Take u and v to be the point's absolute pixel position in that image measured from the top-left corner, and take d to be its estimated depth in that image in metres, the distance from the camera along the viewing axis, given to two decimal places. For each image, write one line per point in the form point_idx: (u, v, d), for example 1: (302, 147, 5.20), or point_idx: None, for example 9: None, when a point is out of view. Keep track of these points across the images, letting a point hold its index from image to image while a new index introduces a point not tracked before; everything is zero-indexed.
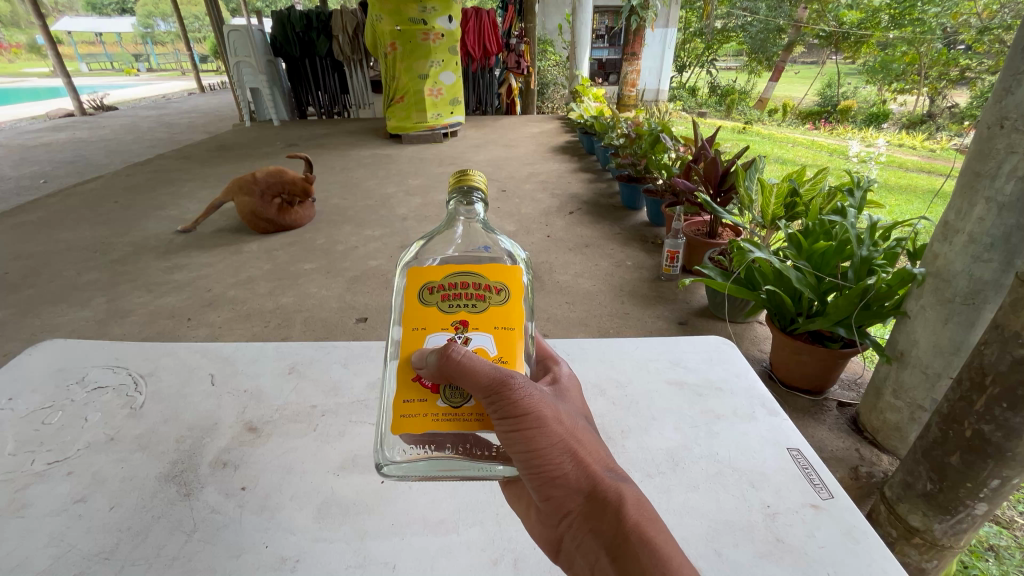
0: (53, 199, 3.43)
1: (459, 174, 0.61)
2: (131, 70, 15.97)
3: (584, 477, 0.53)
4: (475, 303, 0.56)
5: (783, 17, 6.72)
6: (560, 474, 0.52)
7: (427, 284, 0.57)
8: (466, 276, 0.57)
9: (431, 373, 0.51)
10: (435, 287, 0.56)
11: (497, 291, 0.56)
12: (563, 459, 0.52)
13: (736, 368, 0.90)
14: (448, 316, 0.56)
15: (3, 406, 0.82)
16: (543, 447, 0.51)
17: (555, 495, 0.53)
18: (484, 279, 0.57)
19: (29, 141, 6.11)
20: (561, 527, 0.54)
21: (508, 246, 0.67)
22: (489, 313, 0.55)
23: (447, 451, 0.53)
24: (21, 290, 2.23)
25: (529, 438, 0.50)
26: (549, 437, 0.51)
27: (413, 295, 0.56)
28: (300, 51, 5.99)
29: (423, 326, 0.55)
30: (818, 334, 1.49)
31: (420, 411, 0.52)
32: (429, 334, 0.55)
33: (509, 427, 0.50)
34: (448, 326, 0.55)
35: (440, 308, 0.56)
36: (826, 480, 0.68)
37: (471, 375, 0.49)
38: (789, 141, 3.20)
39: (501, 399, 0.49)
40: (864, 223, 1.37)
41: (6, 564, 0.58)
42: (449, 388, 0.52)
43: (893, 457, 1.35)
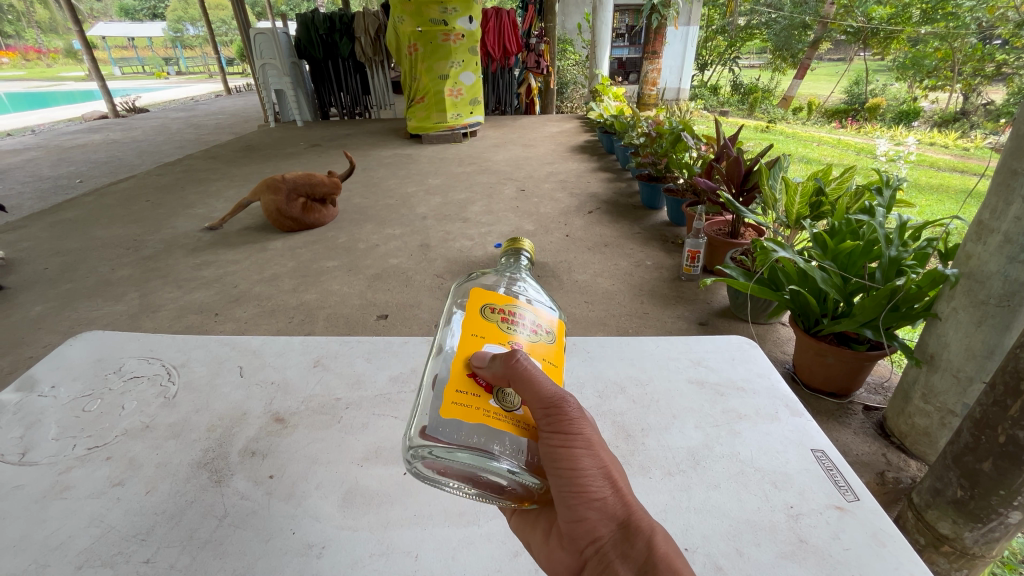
0: (89, 198, 3.57)
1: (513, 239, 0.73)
2: (161, 74, 16.47)
3: (622, 507, 0.51)
4: (528, 333, 0.60)
5: (808, 13, 6.56)
6: (597, 498, 0.50)
7: (490, 305, 0.61)
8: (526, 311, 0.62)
9: (494, 372, 0.53)
10: (498, 313, 0.60)
11: (546, 332, 0.62)
12: (603, 483, 0.50)
13: (759, 368, 0.89)
14: (505, 333, 0.59)
15: (47, 393, 0.86)
16: (587, 467, 0.50)
17: (587, 519, 0.50)
18: (538, 318, 0.62)
19: (66, 143, 6.35)
20: (586, 556, 0.51)
21: (546, 301, 0.73)
22: (540, 346, 0.59)
23: (493, 449, 0.51)
24: (60, 285, 2.33)
25: (573, 453, 0.50)
26: (593, 459, 0.51)
27: (476, 310, 0.60)
28: (323, 53, 6.10)
29: (482, 335, 0.58)
30: (842, 336, 1.46)
31: (474, 404, 0.53)
32: (487, 343, 0.57)
33: (557, 438, 0.50)
34: (504, 342, 0.58)
35: (501, 326, 0.59)
36: (852, 482, 0.67)
37: (535, 383, 0.52)
38: (814, 139, 3.12)
39: (556, 413, 0.51)
40: (893, 223, 1.33)
41: (50, 543, 0.61)
42: (504, 392, 0.54)
43: (921, 463, 1.31)
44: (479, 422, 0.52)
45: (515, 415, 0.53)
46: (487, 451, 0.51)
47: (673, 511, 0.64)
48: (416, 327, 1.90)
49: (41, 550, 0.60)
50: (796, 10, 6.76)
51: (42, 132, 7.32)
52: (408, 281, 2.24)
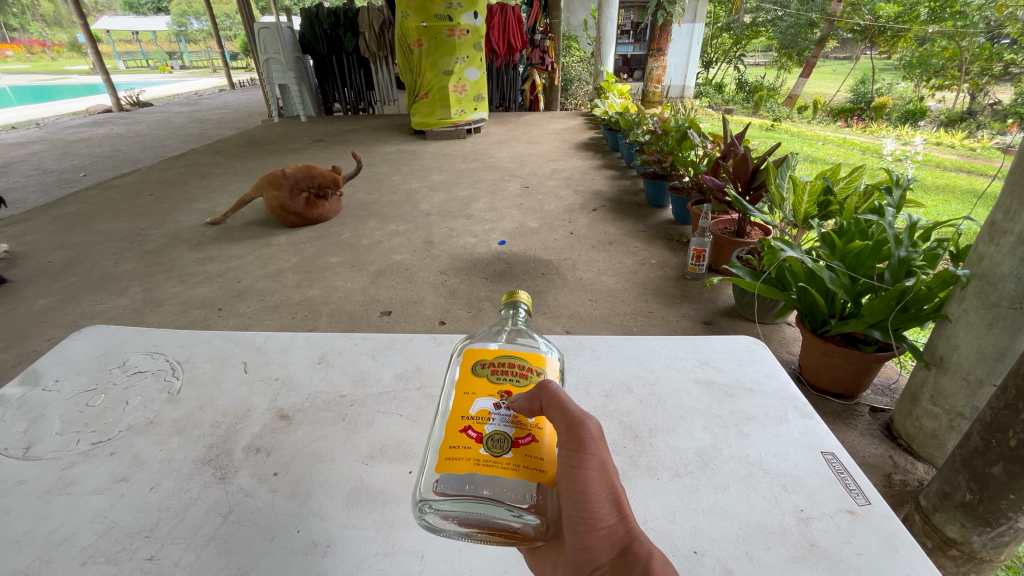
0: (93, 192, 3.57)
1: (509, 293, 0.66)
2: (165, 67, 16.45)
3: (624, 529, 0.51)
4: (519, 379, 0.59)
5: (815, 10, 6.48)
6: (601, 520, 0.51)
7: (479, 360, 0.61)
8: (517, 358, 0.61)
9: (526, 399, 0.55)
10: (486, 365, 0.60)
11: (537, 372, 0.60)
12: (609, 506, 0.51)
13: (767, 369, 0.88)
14: (494, 384, 0.58)
15: (51, 387, 0.86)
16: (598, 488, 0.51)
17: (592, 545, 0.51)
18: (527, 362, 0.61)
19: (70, 136, 6.35)
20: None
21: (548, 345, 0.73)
22: (532, 389, 0.58)
23: (485, 493, 0.50)
24: (63, 278, 2.32)
25: (587, 476, 0.51)
26: (603, 484, 0.51)
27: (466, 367, 0.60)
28: (327, 48, 6.08)
29: (472, 391, 0.58)
30: (850, 337, 1.45)
31: (465, 455, 0.52)
32: (477, 397, 0.57)
33: (575, 459, 0.51)
34: (492, 393, 0.57)
35: (490, 378, 0.59)
36: (862, 485, 0.67)
37: (564, 406, 0.53)
38: (820, 138, 3.10)
39: (576, 437, 0.52)
40: (903, 223, 1.32)
41: (53, 539, 0.60)
42: (493, 437, 0.53)
43: (928, 465, 1.30)
44: (471, 469, 0.51)
45: (503, 459, 0.51)
46: (478, 496, 0.50)
47: (681, 512, 0.63)
48: (420, 324, 1.89)
49: (45, 546, 0.60)
50: (803, 8, 6.69)
51: (46, 126, 7.32)
52: (411, 278, 2.23)
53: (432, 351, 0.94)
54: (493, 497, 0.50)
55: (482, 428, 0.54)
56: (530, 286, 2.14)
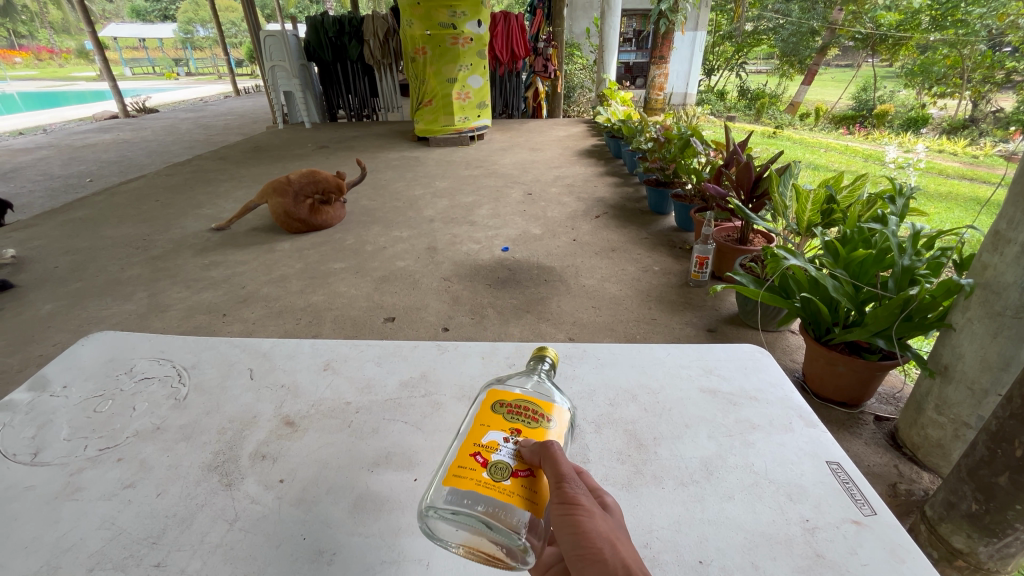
0: (99, 197, 3.60)
1: (540, 352, 0.71)
2: (171, 74, 16.61)
3: (624, 569, 0.49)
4: (530, 421, 0.59)
5: (816, 18, 6.52)
6: (599, 559, 0.49)
7: (500, 400, 0.61)
8: (535, 402, 0.61)
9: (519, 453, 0.56)
10: (504, 404, 0.60)
11: (548, 417, 0.60)
12: (604, 544, 0.50)
13: (771, 377, 0.89)
14: (507, 422, 0.59)
15: (59, 392, 0.86)
16: (590, 529, 0.50)
17: None
18: (541, 408, 0.61)
19: (77, 142, 6.41)
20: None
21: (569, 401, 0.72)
22: (540, 433, 0.58)
23: (479, 509, 0.51)
24: (69, 283, 2.34)
25: (577, 518, 0.51)
26: (596, 523, 0.51)
27: (486, 404, 0.61)
28: (332, 56, 6.14)
29: (487, 424, 0.58)
30: (854, 346, 1.45)
31: (470, 474, 0.53)
32: (490, 431, 0.57)
33: (562, 503, 0.52)
34: (504, 426, 0.58)
35: (505, 417, 0.59)
36: (868, 495, 0.67)
37: (548, 454, 0.54)
38: (823, 145, 3.10)
39: (562, 481, 0.52)
40: (907, 231, 1.32)
41: (61, 545, 0.61)
42: (497, 463, 0.54)
43: (934, 475, 1.29)
44: (472, 488, 0.52)
45: (502, 485, 0.52)
46: (473, 511, 0.51)
47: (686, 521, 0.63)
48: (423, 330, 1.90)
49: (53, 551, 0.60)
50: (804, 16, 6.73)
51: (54, 132, 7.39)
52: (415, 284, 2.24)
53: (436, 358, 0.94)
54: (489, 514, 0.51)
55: (490, 455, 0.55)
56: (533, 292, 2.14)
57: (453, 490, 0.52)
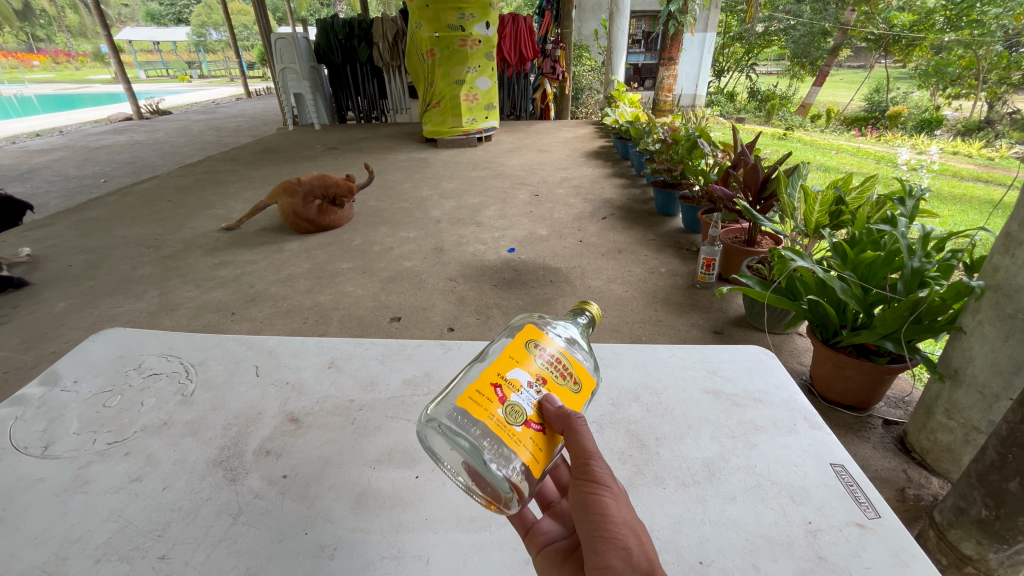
0: (113, 197, 3.65)
1: (584, 302, 0.67)
2: (184, 77, 16.85)
3: (645, 558, 0.48)
4: (558, 375, 0.57)
5: (828, 19, 6.42)
6: (620, 544, 0.49)
7: (535, 339, 0.58)
8: (568, 357, 0.59)
9: (545, 412, 0.54)
10: (538, 346, 0.57)
11: (575, 381, 0.58)
12: (627, 531, 0.49)
13: (776, 379, 0.88)
14: (537, 366, 0.56)
15: (69, 387, 0.88)
16: (614, 513, 0.50)
17: (612, 567, 0.48)
18: (571, 366, 0.58)
19: (92, 143, 6.52)
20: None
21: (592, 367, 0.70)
22: (567, 396, 0.56)
23: (485, 446, 0.51)
24: (83, 282, 2.38)
25: (600, 499, 0.50)
26: (620, 510, 0.50)
27: (519, 337, 0.58)
28: (342, 58, 6.19)
29: (515, 358, 0.56)
30: (862, 348, 1.43)
31: (484, 404, 0.52)
32: (516, 366, 0.55)
33: (589, 483, 0.51)
34: (531, 369, 0.56)
35: (535, 359, 0.56)
36: (872, 498, 0.66)
37: (575, 426, 0.52)
38: (833, 147, 3.05)
39: (590, 459, 0.52)
40: (916, 233, 1.31)
41: (69, 536, 0.62)
42: (516, 404, 0.52)
43: (943, 480, 1.28)
44: (481, 419, 0.51)
45: (514, 429, 0.51)
46: (478, 445, 0.51)
47: (687, 523, 0.63)
48: (428, 330, 1.90)
49: (61, 543, 0.61)
50: (815, 17, 6.65)
51: (70, 133, 7.52)
52: (421, 284, 2.25)
53: (439, 357, 0.95)
54: (490, 450, 0.51)
55: (509, 393, 0.53)
56: (539, 293, 2.14)
57: (462, 414, 0.52)
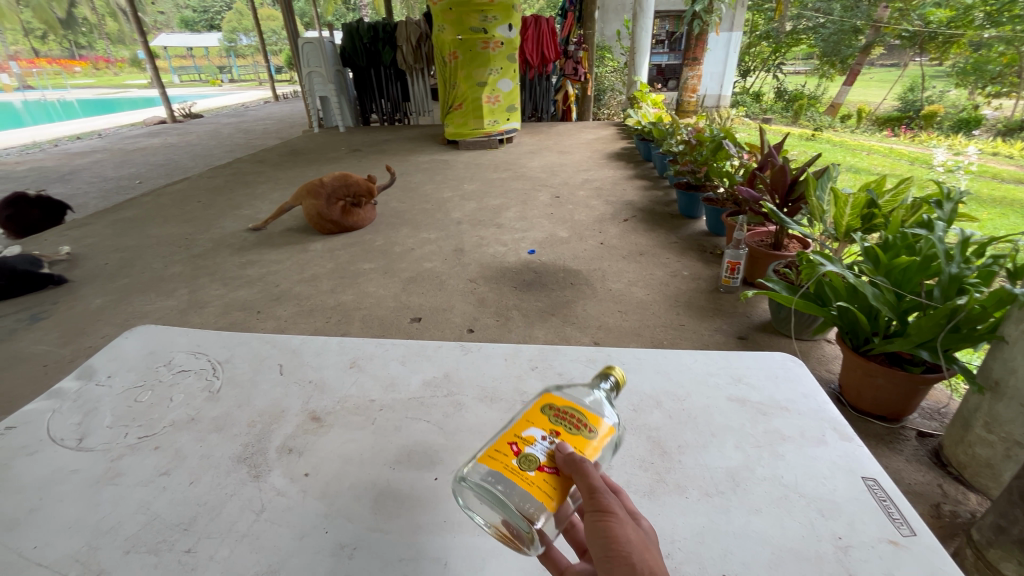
0: (147, 198, 3.78)
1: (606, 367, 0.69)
2: (215, 81, 17.34)
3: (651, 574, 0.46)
4: (571, 428, 0.59)
5: (859, 16, 6.21)
6: (626, 561, 0.47)
7: (550, 403, 0.61)
8: (583, 412, 0.61)
9: (552, 456, 0.56)
10: (551, 407, 0.61)
11: (590, 430, 0.59)
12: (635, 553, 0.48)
13: (804, 388, 0.85)
14: (551, 422, 0.59)
15: (104, 381, 0.91)
16: (619, 535, 0.49)
17: None
18: (586, 419, 0.60)
19: (128, 146, 6.77)
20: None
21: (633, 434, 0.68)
22: (579, 442, 0.57)
23: (499, 488, 0.53)
24: (118, 279, 2.46)
25: (608, 523, 0.50)
26: (628, 532, 0.49)
27: (536, 404, 0.62)
28: (366, 61, 6.29)
29: (530, 420, 0.59)
30: (895, 357, 1.38)
31: (501, 458, 0.55)
32: (530, 426, 0.58)
33: (593, 509, 0.51)
34: (545, 424, 0.59)
35: (549, 418, 0.59)
36: (907, 514, 0.63)
37: (575, 464, 0.53)
38: (864, 148, 2.95)
39: (594, 488, 0.52)
40: (955, 237, 1.25)
41: (101, 527, 0.64)
42: (526, 454, 0.55)
43: (982, 496, 1.22)
44: (500, 471, 0.54)
45: (526, 473, 0.54)
46: (494, 488, 0.54)
47: (710, 533, 0.61)
48: (448, 331, 1.91)
49: (93, 533, 0.63)
50: (846, 14, 6.46)
51: (108, 136, 7.83)
52: (441, 285, 2.27)
53: (460, 358, 0.95)
54: (506, 492, 0.53)
55: (524, 446, 0.56)
56: (559, 295, 2.13)
57: (481, 467, 0.56)
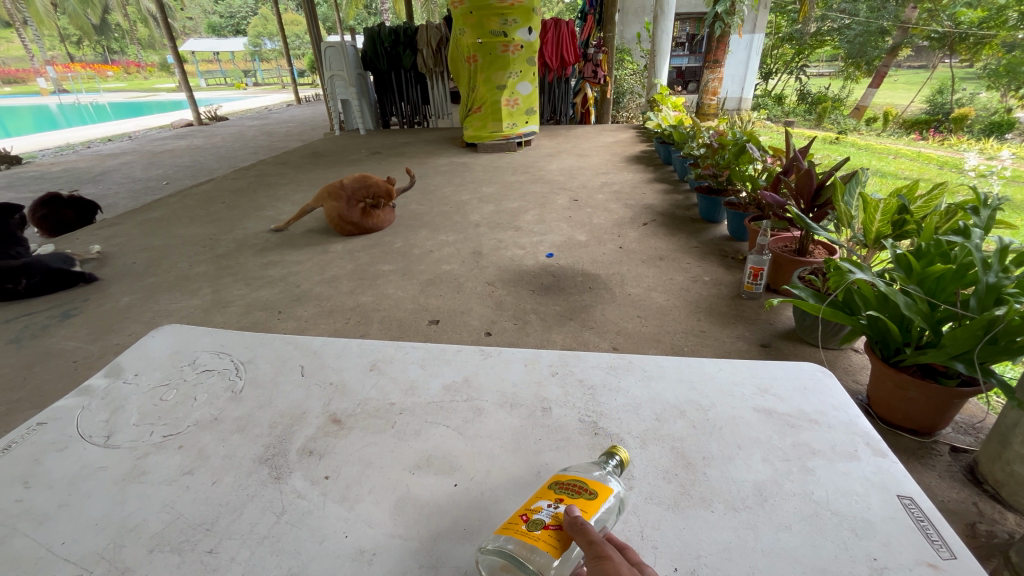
0: (173, 199, 3.88)
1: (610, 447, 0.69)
2: (239, 84, 17.74)
3: None
4: (577, 493, 0.60)
5: (886, 17, 6.06)
6: None
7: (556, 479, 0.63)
8: (586, 481, 0.62)
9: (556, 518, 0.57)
10: (556, 481, 0.62)
11: (590, 493, 0.60)
12: None
13: (834, 400, 0.83)
14: (556, 491, 0.61)
15: (131, 379, 0.93)
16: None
17: None
18: (586, 484, 0.61)
19: (156, 148, 6.96)
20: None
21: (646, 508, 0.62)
22: (585, 505, 0.58)
23: (508, 546, 0.54)
24: (145, 278, 2.53)
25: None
26: None
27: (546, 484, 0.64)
28: (387, 65, 6.37)
29: (537, 493, 0.61)
30: (928, 369, 1.33)
31: (511, 527, 0.57)
32: (536, 498, 0.61)
33: (592, 557, 0.51)
34: (550, 495, 0.60)
35: (554, 489, 0.61)
36: (947, 537, 0.60)
37: (571, 519, 0.55)
38: (890, 152, 2.87)
39: (591, 540, 0.52)
40: (993, 245, 1.21)
41: (126, 525, 0.65)
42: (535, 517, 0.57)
43: (1021, 516, 1.16)
44: (510, 534, 0.56)
45: (533, 531, 0.55)
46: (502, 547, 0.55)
47: (737, 550, 0.59)
48: (466, 334, 1.91)
49: (118, 531, 0.64)
50: (873, 15, 6.32)
51: (138, 138, 8.07)
52: (459, 288, 2.27)
53: (480, 363, 0.95)
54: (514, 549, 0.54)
55: (531, 513, 0.58)
56: (577, 299, 2.12)
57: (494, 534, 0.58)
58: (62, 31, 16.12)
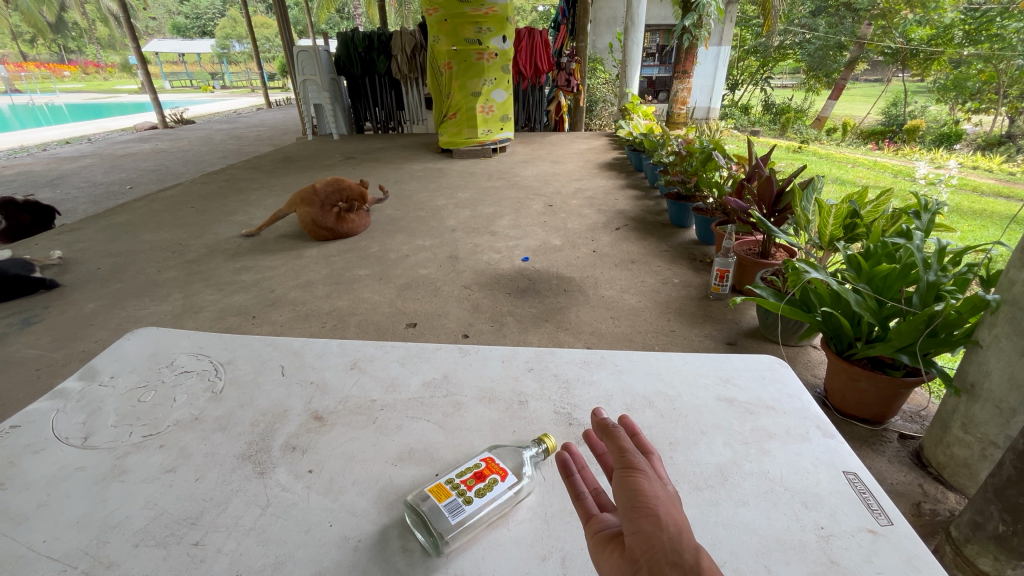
0: (140, 203, 3.78)
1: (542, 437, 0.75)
2: (206, 87, 17.27)
3: (673, 524, 0.48)
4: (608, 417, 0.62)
5: (844, 32, 6.37)
6: (651, 511, 0.48)
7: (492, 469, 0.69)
8: (503, 470, 0.69)
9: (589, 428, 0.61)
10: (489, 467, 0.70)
11: (480, 464, 0.69)
12: (663, 509, 0.49)
13: (790, 389, 0.89)
14: (477, 477, 0.67)
15: (106, 382, 0.93)
16: (646, 489, 0.50)
17: (643, 529, 0.47)
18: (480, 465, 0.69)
19: (119, 151, 6.72)
20: (640, 565, 0.45)
21: (536, 493, 0.70)
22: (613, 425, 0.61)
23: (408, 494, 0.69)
24: (111, 284, 2.46)
25: (637, 480, 0.51)
26: (654, 488, 0.51)
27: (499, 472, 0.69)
28: (361, 70, 6.35)
29: (477, 474, 0.67)
30: (877, 362, 1.43)
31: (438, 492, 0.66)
32: (464, 472, 0.67)
33: (622, 465, 0.53)
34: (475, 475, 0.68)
35: (475, 470, 0.68)
36: (885, 506, 0.67)
37: (606, 429, 0.58)
38: (850, 160, 3.02)
39: (624, 451, 0.55)
40: (932, 246, 1.30)
41: (110, 522, 0.65)
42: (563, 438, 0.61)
43: (960, 495, 1.26)
44: (422, 493, 0.66)
45: (440, 485, 0.66)
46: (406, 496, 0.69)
47: (700, 524, 0.64)
48: (444, 336, 1.94)
49: (101, 527, 0.65)
50: (832, 29, 6.60)
51: (98, 141, 7.77)
52: (436, 291, 2.29)
53: (458, 360, 0.98)
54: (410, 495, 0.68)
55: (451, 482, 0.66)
56: (552, 302, 2.17)
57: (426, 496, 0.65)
58: (14, 28, 15.43)
